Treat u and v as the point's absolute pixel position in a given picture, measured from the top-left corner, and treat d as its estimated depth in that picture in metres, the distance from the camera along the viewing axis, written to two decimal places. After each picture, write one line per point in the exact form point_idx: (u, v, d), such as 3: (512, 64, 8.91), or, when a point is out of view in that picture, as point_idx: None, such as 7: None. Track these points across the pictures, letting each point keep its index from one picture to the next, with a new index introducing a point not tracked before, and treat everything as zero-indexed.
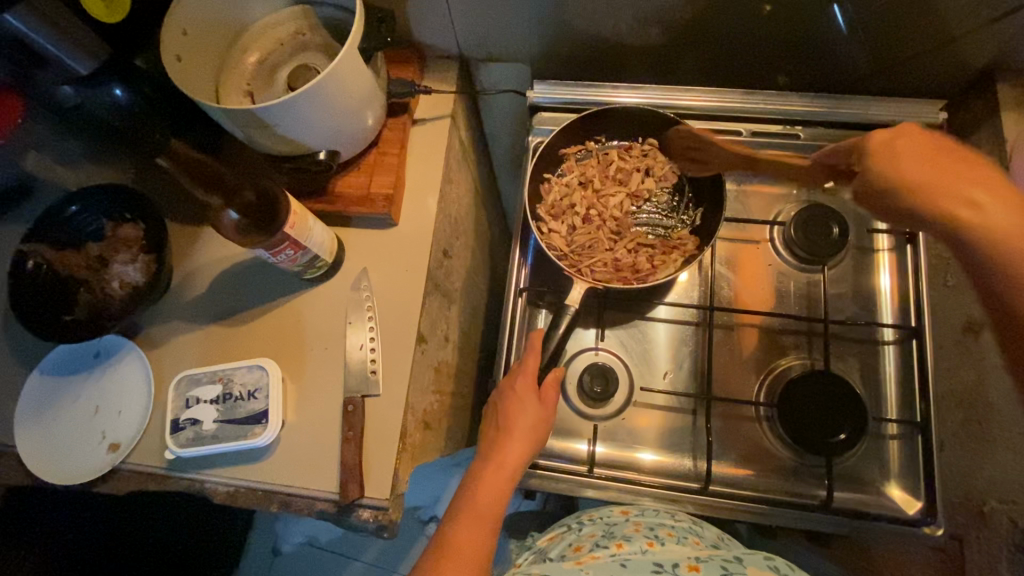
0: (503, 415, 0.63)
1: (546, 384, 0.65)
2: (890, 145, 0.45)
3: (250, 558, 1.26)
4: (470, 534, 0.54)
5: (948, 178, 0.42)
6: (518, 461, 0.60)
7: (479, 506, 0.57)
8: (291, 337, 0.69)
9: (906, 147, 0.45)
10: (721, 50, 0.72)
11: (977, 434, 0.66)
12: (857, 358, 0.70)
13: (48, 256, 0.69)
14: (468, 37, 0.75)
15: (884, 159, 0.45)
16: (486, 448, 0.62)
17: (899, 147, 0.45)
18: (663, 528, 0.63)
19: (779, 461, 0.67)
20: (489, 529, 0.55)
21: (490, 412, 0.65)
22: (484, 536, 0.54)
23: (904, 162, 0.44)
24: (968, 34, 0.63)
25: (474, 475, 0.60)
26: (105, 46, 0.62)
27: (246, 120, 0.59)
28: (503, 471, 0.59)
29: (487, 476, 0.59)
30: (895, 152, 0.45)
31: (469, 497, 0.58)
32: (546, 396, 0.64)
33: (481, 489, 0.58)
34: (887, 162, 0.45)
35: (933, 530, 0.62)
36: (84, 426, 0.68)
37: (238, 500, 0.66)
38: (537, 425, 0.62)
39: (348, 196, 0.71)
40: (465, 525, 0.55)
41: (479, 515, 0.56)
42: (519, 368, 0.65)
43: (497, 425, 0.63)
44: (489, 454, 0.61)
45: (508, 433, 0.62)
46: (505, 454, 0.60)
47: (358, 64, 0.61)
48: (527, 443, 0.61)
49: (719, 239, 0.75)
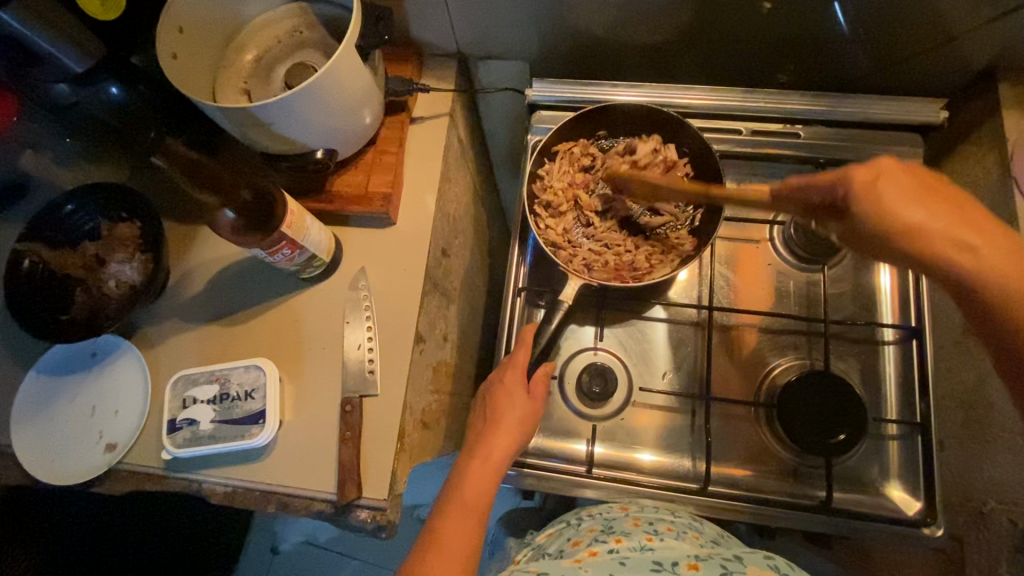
0: (492, 408, 0.63)
1: (535, 378, 0.65)
2: (875, 181, 0.41)
3: (248, 557, 1.26)
4: (459, 525, 0.54)
5: (936, 232, 0.40)
6: (505, 454, 0.60)
7: (465, 497, 0.56)
8: (288, 337, 0.69)
9: (896, 191, 0.41)
10: (721, 48, 0.72)
11: (976, 434, 0.66)
12: (857, 358, 0.69)
13: (43, 256, 0.68)
14: (466, 35, 0.75)
15: (887, 207, 0.41)
16: (473, 440, 0.62)
17: (888, 196, 0.41)
18: (662, 522, 0.62)
19: (778, 461, 0.67)
20: (476, 520, 0.54)
21: (479, 406, 0.65)
22: (471, 527, 0.54)
23: (903, 216, 0.41)
24: (970, 32, 0.62)
25: (460, 466, 0.59)
26: (97, 41, 0.61)
27: (242, 118, 0.59)
28: (489, 464, 0.59)
29: (472, 468, 0.58)
30: (885, 198, 0.41)
31: (456, 488, 0.57)
32: (534, 390, 0.65)
33: (467, 480, 0.57)
34: (885, 215, 0.41)
35: (933, 530, 0.61)
36: (81, 426, 0.68)
37: (236, 500, 0.65)
38: (525, 418, 0.62)
39: (345, 195, 0.71)
40: (454, 517, 0.54)
41: (466, 506, 0.55)
42: (509, 364, 0.66)
43: (485, 418, 0.63)
44: (476, 446, 0.61)
45: (495, 424, 0.61)
46: (492, 445, 0.60)
47: (355, 63, 0.61)
48: (514, 435, 0.61)
49: (719, 238, 0.74)
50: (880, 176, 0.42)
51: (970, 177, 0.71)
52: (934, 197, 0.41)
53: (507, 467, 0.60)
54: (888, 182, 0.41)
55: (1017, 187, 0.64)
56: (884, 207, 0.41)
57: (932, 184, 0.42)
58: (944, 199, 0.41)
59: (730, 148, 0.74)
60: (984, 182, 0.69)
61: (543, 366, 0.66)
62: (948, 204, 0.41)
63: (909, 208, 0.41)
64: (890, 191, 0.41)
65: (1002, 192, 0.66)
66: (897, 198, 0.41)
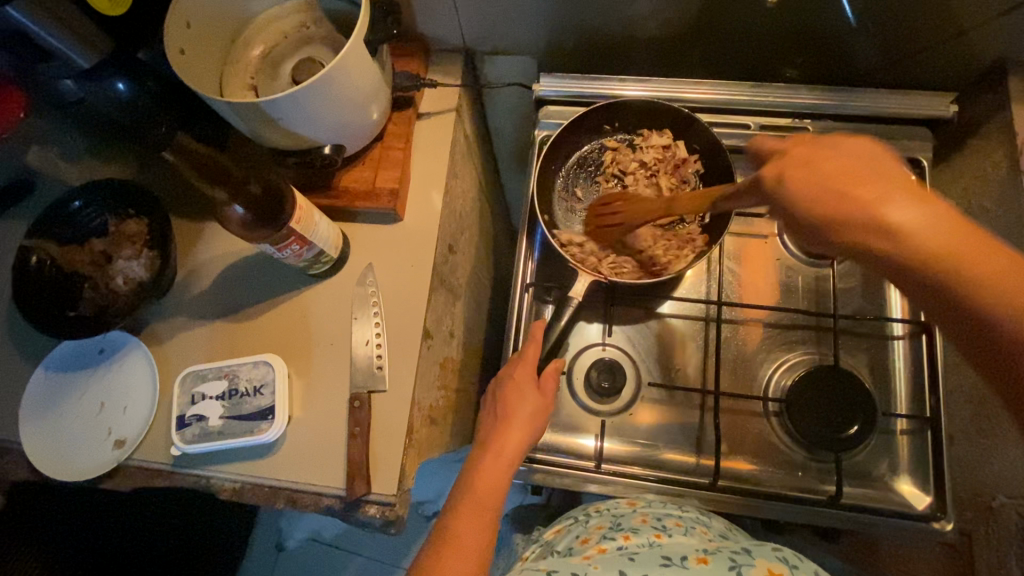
0: (502, 403, 0.63)
1: (546, 374, 0.65)
2: (786, 168, 0.42)
3: (253, 554, 1.26)
4: (472, 520, 0.53)
5: (853, 213, 0.39)
6: (517, 449, 0.60)
7: (478, 491, 0.56)
8: (296, 333, 0.69)
9: (807, 178, 0.41)
10: (729, 42, 0.72)
11: (986, 429, 0.66)
12: (865, 353, 0.69)
13: (51, 252, 0.68)
14: (473, 30, 0.75)
15: (799, 199, 0.41)
16: (484, 436, 0.62)
17: (796, 186, 0.42)
18: (670, 518, 0.62)
19: (787, 456, 0.67)
20: (488, 515, 0.54)
21: (489, 402, 0.65)
22: (483, 523, 0.54)
23: (811, 203, 0.41)
24: (981, 25, 0.62)
25: (472, 462, 0.59)
26: (105, 38, 0.61)
27: (251, 113, 0.59)
28: (502, 460, 0.59)
29: (484, 463, 0.58)
30: (793, 185, 0.42)
31: (468, 484, 0.57)
32: (545, 385, 0.64)
33: (479, 475, 0.57)
34: (801, 206, 0.41)
35: (944, 525, 0.61)
36: (90, 422, 0.68)
37: (244, 497, 0.65)
38: (535, 413, 0.62)
39: (353, 191, 0.71)
40: (466, 513, 0.54)
41: (477, 501, 0.55)
42: (519, 360, 0.66)
43: (496, 413, 0.63)
44: (487, 441, 0.61)
45: (506, 420, 0.61)
46: (503, 440, 0.60)
47: (364, 57, 0.60)
48: (526, 431, 0.61)
49: (727, 233, 0.74)
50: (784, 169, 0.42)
51: (979, 172, 0.71)
52: (836, 174, 0.40)
53: (521, 463, 0.60)
54: (794, 174, 0.42)
55: None
56: (804, 190, 0.41)
57: (840, 163, 0.41)
58: (851, 175, 0.40)
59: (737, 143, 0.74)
60: (993, 176, 0.68)
61: (553, 362, 0.66)
62: (854, 178, 0.40)
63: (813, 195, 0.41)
64: (797, 182, 0.41)
65: (1011, 186, 0.65)
66: (807, 189, 0.41)
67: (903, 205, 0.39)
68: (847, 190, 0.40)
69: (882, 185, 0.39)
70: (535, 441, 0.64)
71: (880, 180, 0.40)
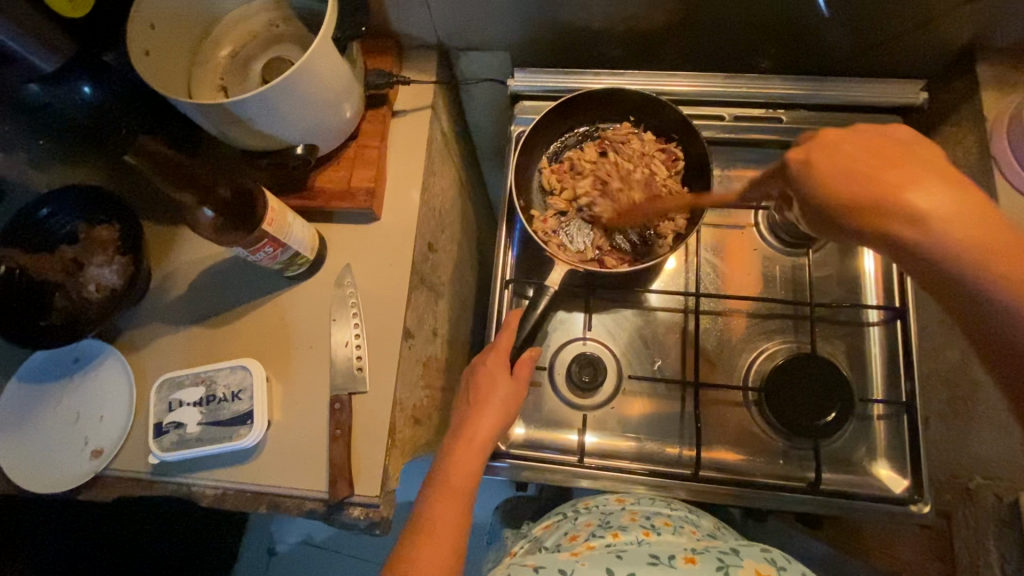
0: (475, 390, 0.63)
1: (520, 363, 0.65)
2: (823, 153, 0.42)
3: (246, 558, 1.26)
4: (447, 508, 0.54)
5: (878, 200, 0.38)
6: (490, 434, 0.60)
7: (453, 480, 0.56)
8: (275, 336, 0.68)
9: (834, 166, 0.41)
10: (702, 35, 0.72)
11: (963, 411, 0.67)
12: (842, 341, 0.70)
13: (20, 260, 0.66)
14: (446, 26, 0.74)
15: (825, 183, 0.41)
16: (458, 422, 0.62)
17: (824, 171, 0.41)
18: (659, 517, 0.63)
19: (769, 444, 0.68)
20: (463, 501, 0.55)
21: (462, 390, 0.65)
22: (459, 509, 0.54)
23: (840, 183, 0.40)
24: (946, 13, 0.63)
25: (445, 450, 0.60)
26: (69, 43, 0.59)
27: (219, 114, 0.58)
28: (475, 446, 0.59)
29: (457, 451, 0.59)
30: (821, 175, 0.41)
31: (444, 470, 0.57)
32: (519, 373, 0.64)
33: (454, 463, 0.58)
34: (817, 188, 0.41)
35: (921, 507, 0.62)
36: (66, 433, 0.67)
37: (226, 503, 0.65)
38: (510, 401, 0.62)
39: (327, 191, 0.70)
40: (441, 499, 0.54)
41: (453, 488, 0.55)
42: (493, 347, 0.66)
43: (469, 400, 0.63)
44: (461, 428, 0.61)
45: (480, 408, 0.61)
46: (476, 428, 0.60)
47: (333, 55, 0.59)
48: (501, 418, 0.61)
49: (705, 225, 0.75)
50: (812, 155, 0.42)
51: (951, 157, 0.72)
52: (868, 156, 0.40)
53: (496, 447, 0.60)
54: (821, 164, 0.42)
55: (996, 166, 0.64)
56: (817, 172, 0.42)
57: (876, 148, 0.40)
58: (881, 159, 0.40)
59: (713, 133, 0.74)
60: (964, 163, 0.69)
61: (528, 351, 0.66)
62: (879, 162, 0.40)
63: (839, 181, 0.40)
64: (823, 163, 0.41)
65: (981, 171, 0.66)
66: (824, 176, 0.41)
67: (931, 191, 0.37)
68: (870, 172, 0.39)
69: (915, 171, 0.38)
70: (510, 428, 0.64)
71: (898, 163, 0.39)
